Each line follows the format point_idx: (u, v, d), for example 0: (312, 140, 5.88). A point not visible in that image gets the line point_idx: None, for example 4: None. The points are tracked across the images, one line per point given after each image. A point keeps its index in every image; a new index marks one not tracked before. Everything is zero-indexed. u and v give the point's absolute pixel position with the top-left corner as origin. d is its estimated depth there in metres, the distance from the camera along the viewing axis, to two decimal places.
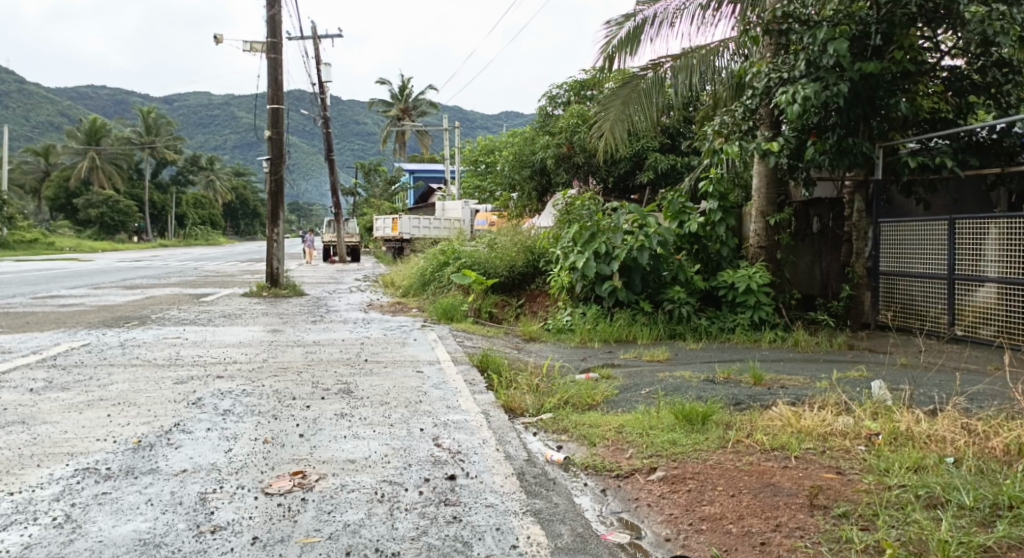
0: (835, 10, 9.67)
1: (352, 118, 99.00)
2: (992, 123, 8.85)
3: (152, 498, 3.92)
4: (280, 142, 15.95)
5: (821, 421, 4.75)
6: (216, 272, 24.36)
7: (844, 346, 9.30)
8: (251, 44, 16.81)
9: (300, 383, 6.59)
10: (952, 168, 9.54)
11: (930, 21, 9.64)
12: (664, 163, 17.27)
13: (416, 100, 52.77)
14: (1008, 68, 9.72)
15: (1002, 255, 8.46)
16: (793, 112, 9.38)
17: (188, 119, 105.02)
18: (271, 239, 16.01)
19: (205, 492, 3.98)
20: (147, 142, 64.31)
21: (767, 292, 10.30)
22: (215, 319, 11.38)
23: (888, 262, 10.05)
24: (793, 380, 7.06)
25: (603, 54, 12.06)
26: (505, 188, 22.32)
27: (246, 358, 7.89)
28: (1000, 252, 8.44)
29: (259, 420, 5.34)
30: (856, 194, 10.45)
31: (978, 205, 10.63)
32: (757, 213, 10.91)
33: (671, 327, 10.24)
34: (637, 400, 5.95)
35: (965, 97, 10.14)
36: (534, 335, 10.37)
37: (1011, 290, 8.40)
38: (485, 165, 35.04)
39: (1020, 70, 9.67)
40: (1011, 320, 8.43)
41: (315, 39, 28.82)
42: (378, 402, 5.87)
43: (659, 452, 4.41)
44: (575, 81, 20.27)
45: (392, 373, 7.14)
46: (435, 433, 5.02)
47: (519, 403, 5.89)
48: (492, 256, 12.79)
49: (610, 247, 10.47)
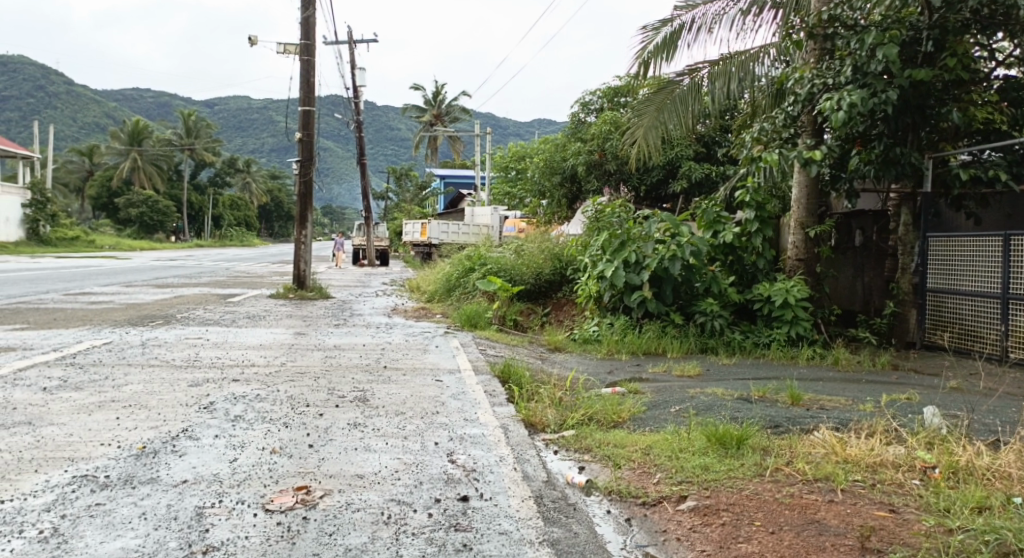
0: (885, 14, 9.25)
1: (386, 123, 99.44)
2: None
3: (145, 511, 3.68)
4: (311, 144, 15.81)
5: (869, 450, 4.38)
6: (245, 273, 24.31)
7: (887, 366, 8.87)
8: (285, 45, 16.73)
9: (316, 388, 6.34)
10: (1006, 181, 9.04)
11: (985, 27, 9.19)
12: (698, 172, 16.89)
13: (450, 106, 52.75)
14: None
15: None
16: (837, 119, 8.96)
17: (225, 121, 106.22)
18: (299, 241, 15.86)
19: (203, 507, 3.73)
20: (185, 143, 65.02)
21: (805, 306, 9.88)
22: (239, 320, 11.20)
23: (934, 279, 9.58)
24: (833, 401, 6.72)
25: (638, 59, 11.74)
26: (535, 195, 22.06)
27: (263, 361, 7.66)
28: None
29: (269, 428, 5.08)
30: (902, 207, 9.98)
31: None
32: (796, 225, 10.47)
33: (702, 341, 9.87)
34: (666, 418, 5.60)
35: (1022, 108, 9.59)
36: (560, 345, 10.05)
37: None
38: (515, 171, 34.82)
39: None
40: None
41: (351, 43, 28.80)
42: (393, 412, 5.59)
43: (690, 479, 4.07)
44: (608, 87, 19.97)
45: (411, 381, 6.87)
46: (450, 448, 4.71)
47: (540, 418, 5.57)
48: (519, 263, 12.56)
49: (641, 256, 10.14)
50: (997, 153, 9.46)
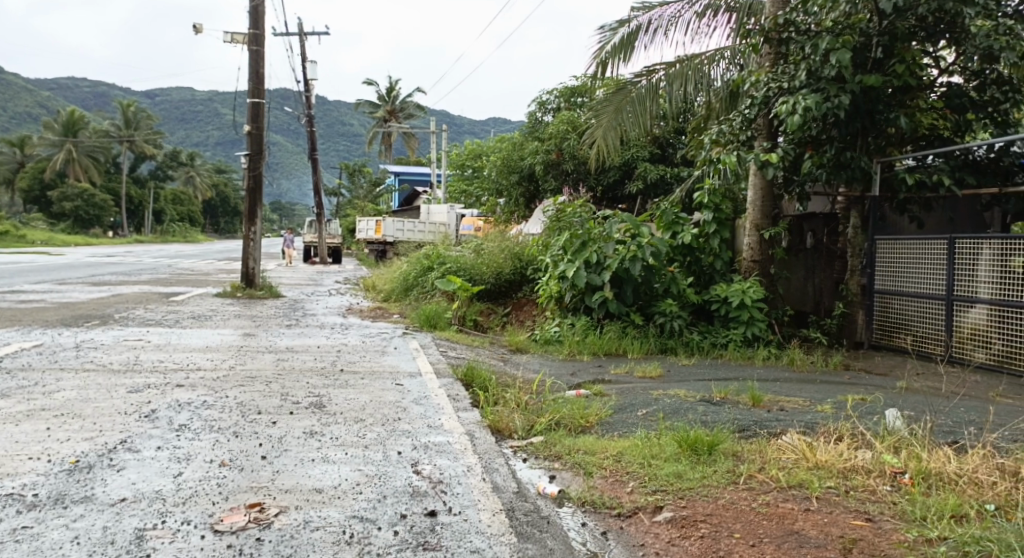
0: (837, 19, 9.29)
1: (338, 119, 98.31)
2: (990, 142, 8.45)
3: (79, 535, 3.46)
4: (260, 138, 15.42)
5: (839, 455, 4.29)
6: (190, 270, 23.64)
7: (840, 366, 8.93)
8: (232, 34, 16.29)
9: (268, 394, 6.10)
10: (950, 186, 9.14)
11: (931, 35, 9.31)
12: (654, 173, 16.94)
13: (404, 102, 52.29)
14: (1008, 85, 9.35)
15: (994, 276, 8.12)
16: (793, 122, 9.00)
17: (170, 114, 103.83)
18: (247, 238, 15.46)
19: (144, 529, 3.52)
20: (125, 135, 63.27)
21: (761, 307, 9.91)
22: (183, 321, 10.82)
23: (882, 281, 9.67)
24: (793, 402, 6.71)
25: (596, 59, 11.67)
26: (492, 193, 21.90)
27: (210, 364, 7.37)
28: (999, 274, 8.08)
29: (217, 438, 4.85)
30: (852, 210, 10.07)
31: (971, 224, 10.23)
32: (751, 226, 10.50)
33: (662, 341, 9.83)
34: (634, 422, 5.50)
35: (964, 116, 9.67)
36: (521, 347, 9.91)
37: (1002, 311, 8.09)
38: (471, 169, 34.59)
39: (1021, 88, 9.31)
40: (1003, 344, 8.13)
41: (301, 35, 28.29)
42: (353, 419, 5.40)
43: (664, 488, 3.97)
44: (565, 87, 19.93)
45: (370, 385, 6.68)
46: (414, 458, 4.54)
47: (506, 423, 5.43)
48: (479, 263, 12.42)
49: (602, 256, 10.10)
50: (940, 159, 9.46)
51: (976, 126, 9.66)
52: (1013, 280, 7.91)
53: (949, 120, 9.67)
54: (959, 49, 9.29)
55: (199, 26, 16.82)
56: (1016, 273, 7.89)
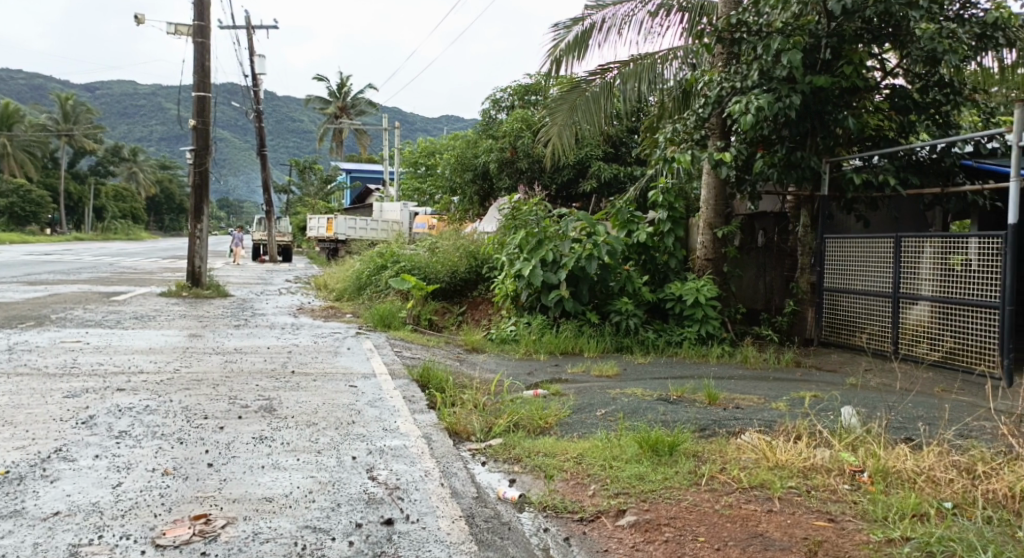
0: (787, 20, 9.35)
1: (288, 115, 96.87)
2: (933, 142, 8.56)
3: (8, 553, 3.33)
4: (206, 133, 15.05)
5: (798, 453, 4.27)
6: (133, 269, 22.99)
7: (792, 363, 9.00)
8: (176, 27, 15.88)
9: (214, 398, 5.90)
10: (895, 186, 9.28)
11: (877, 38, 9.44)
12: (607, 172, 16.98)
13: (355, 99, 51.72)
14: (949, 88, 9.57)
15: (936, 274, 8.28)
16: (746, 122, 9.07)
17: (114, 109, 101.24)
18: (194, 235, 15.07)
19: (78, 545, 3.41)
20: (63, 129, 61.45)
21: (715, 305, 9.96)
22: (125, 321, 10.47)
23: (831, 278, 9.78)
24: (747, 400, 6.74)
25: (550, 57, 11.61)
26: (446, 192, 21.72)
27: (154, 367, 7.12)
28: (941, 272, 8.21)
29: (161, 444, 4.66)
30: (802, 209, 10.17)
31: (913, 224, 10.63)
32: (704, 225, 10.60)
33: (617, 339, 9.81)
34: (593, 423, 5.45)
35: (908, 117, 9.82)
36: (476, 346, 9.81)
37: (943, 308, 8.24)
38: (424, 167, 34.35)
39: (961, 92, 9.54)
40: (942, 338, 8.29)
41: (248, 29, 27.73)
42: (304, 423, 5.24)
43: (626, 490, 3.91)
44: (519, 85, 19.86)
45: (322, 387, 6.51)
46: (370, 463, 4.42)
47: (464, 425, 5.33)
48: (434, 262, 12.28)
49: (558, 255, 10.05)
50: (886, 159, 9.59)
51: (920, 128, 9.83)
52: (955, 278, 8.07)
53: (894, 121, 9.90)
54: (904, 51, 9.41)
55: (141, 17, 16.35)
56: (957, 271, 8.05)
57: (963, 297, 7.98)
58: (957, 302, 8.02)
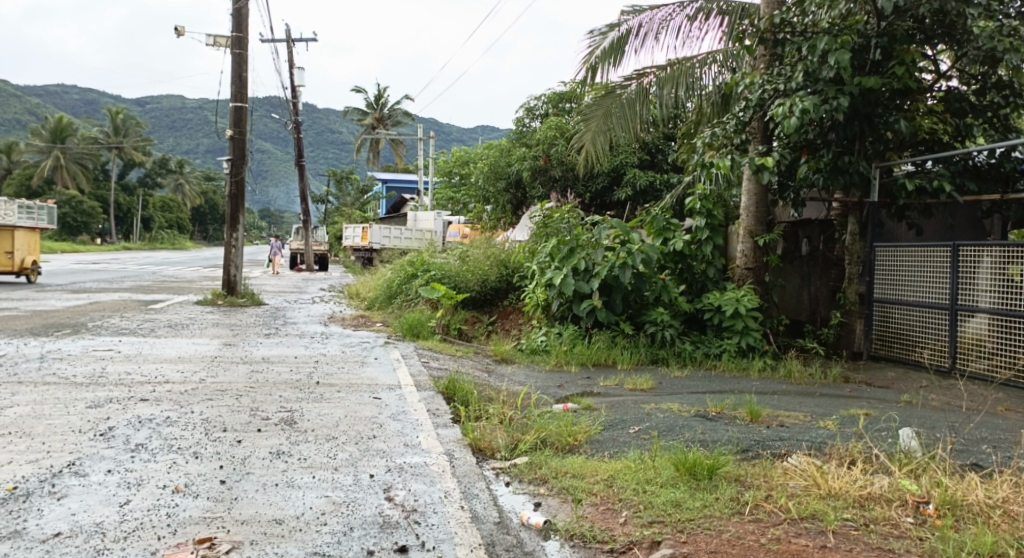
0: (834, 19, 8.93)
1: (326, 125, 97.80)
2: (989, 146, 8.08)
3: None
4: (242, 142, 15.00)
5: (852, 480, 3.93)
6: (172, 277, 23.11)
7: (839, 378, 8.58)
8: (214, 37, 15.90)
9: (235, 410, 5.68)
10: (950, 192, 8.84)
11: (930, 37, 9.02)
12: (643, 180, 16.62)
13: (392, 109, 51.87)
14: (1008, 90, 9.11)
15: (996, 286, 7.89)
16: (790, 125, 8.69)
17: (158, 121, 103.08)
18: (229, 244, 15.02)
19: None
20: (110, 141, 62.65)
21: (756, 316, 9.56)
22: (158, 330, 10.38)
23: (881, 289, 9.34)
24: (792, 418, 6.39)
25: (585, 64, 11.34)
26: (479, 200, 21.51)
27: (179, 376, 6.95)
28: (1002, 285, 7.81)
29: (175, 459, 4.44)
30: (850, 216, 9.72)
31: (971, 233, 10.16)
32: (745, 233, 10.17)
33: (653, 351, 9.47)
34: (626, 441, 5.12)
35: (964, 119, 9.38)
36: (506, 356, 9.54)
37: (1004, 322, 7.85)
38: (458, 177, 34.23)
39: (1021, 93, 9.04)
40: (1003, 355, 7.89)
41: (288, 41, 27.89)
42: (323, 437, 5.00)
43: (660, 519, 3.62)
44: (553, 92, 19.60)
45: (345, 399, 6.27)
46: (387, 483, 4.14)
47: (489, 442, 5.05)
48: (465, 270, 12.05)
49: (590, 263, 9.75)
50: (940, 164, 9.16)
51: (977, 131, 9.38)
52: (1016, 292, 7.68)
53: (949, 124, 9.34)
54: (959, 52, 8.99)
55: (180, 28, 16.39)
56: (1018, 284, 7.66)
57: None
58: (1018, 315, 7.64)
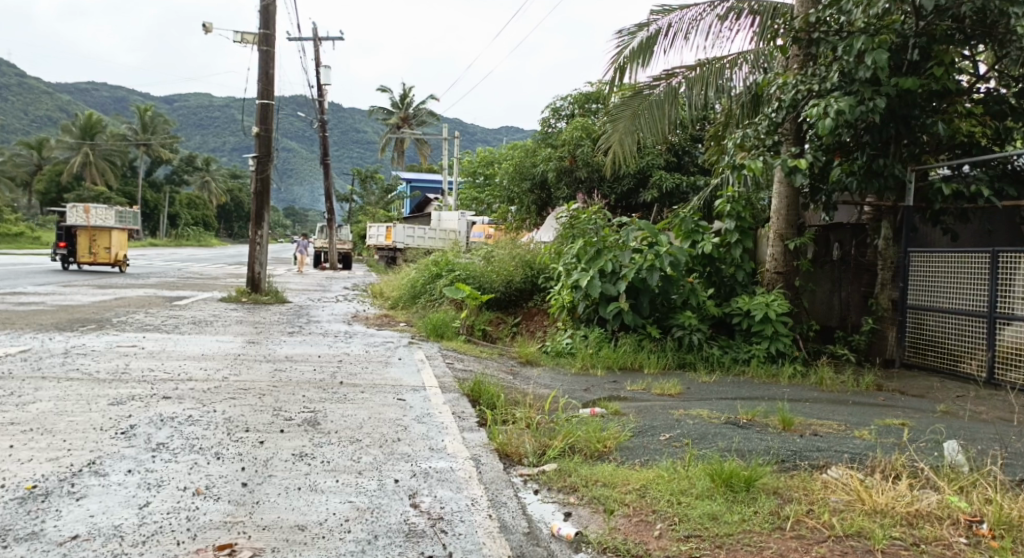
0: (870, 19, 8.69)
1: (351, 125, 98.16)
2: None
3: None
4: (269, 140, 14.97)
5: (898, 495, 3.76)
6: (197, 274, 23.16)
7: (872, 386, 8.35)
8: (242, 34, 15.90)
9: (258, 409, 5.58)
10: (988, 197, 8.62)
11: (971, 38, 8.76)
12: (669, 182, 16.42)
13: (417, 109, 51.89)
14: None
15: None
16: (824, 126, 8.47)
17: (186, 119, 103.99)
18: (254, 241, 15.01)
19: None
20: (138, 138, 63.24)
21: (786, 321, 9.35)
22: (183, 327, 10.34)
23: (916, 296, 9.09)
24: (826, 427, 6.22)
25: (613, 64, 11.18)
26: (504, 201, 21.38)
27: (202, 374, 6.87)
28: None
29: (197, 459, 4.35)
30: (884, 220, 9.51)
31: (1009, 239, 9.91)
32: (776, 236, 10.00)
33: (680, 356, 9.29)
34: (657, 449, 4.97)
35: (1004, 122, 9.10)
36: (531, 359, 9.41)
37: None
38: (483, 177, 34.12)
39: None
40: None
41: (315, 39, 27.93)
42: (347, 439, 4.89)
43: (698, 533, 3.49)
44: (580, 93, 19.43)
45: (370, 400, 6.17)
46: (413, 489, 4.02)
47: (516, 447, 4.91)
48: (489, 271, 11.94)
49: (617, 266, 9.57)
50: (979, 168, 8.99)
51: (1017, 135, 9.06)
52: None
53: (988, 127, 9.08)
54: (1000, 53, 8.74)
55: (208, 25, 16.42)
56: None
57: None
58: None
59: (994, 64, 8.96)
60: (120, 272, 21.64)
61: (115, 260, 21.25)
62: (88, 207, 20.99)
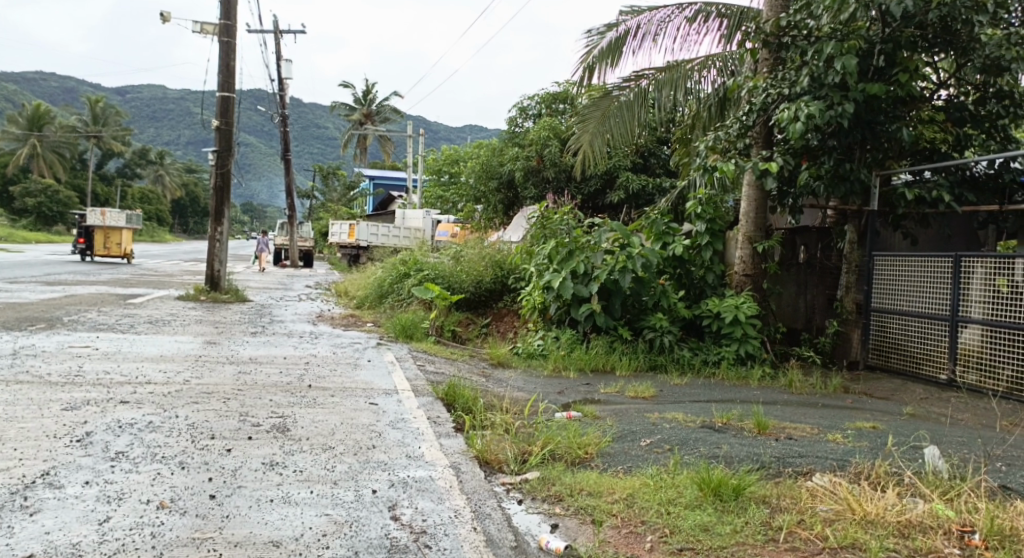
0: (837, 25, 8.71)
1: (312, 121, 97.06)
2: (989, 157, 7.95)
3: None
4: (230, 134, 14.61)
5: (890, 504, 3.71)
6: (154, 270, 22.58)
7: (840, 388, 8.36)
8: (202, 25, 15.52)
9: (223, 414, 5.37)
10: (949, 203, 8.63)
11: (935, 46, 8.81)
12: (636, 183, 16.41)
13: (380, 106, 51.40)
14: (1009, 99, 8.84)
15: (990, 296, 7.74)
16: (795, 130, 8.46)
17: (142, 112, 101.93)
18: (214, 238, 14.63)
19: None
20: (91, 130, 61.72)
21: (755, 324, 9.34)
22: (139, 326, 10.03)
23: (878, 299, 9.12)
24: (801, 430, 6.19)
25: (582, 64, 11.10)
26: (470, 200, 21.22)
27: (162, 377, 6.62)
28: (991, 295, 7.73)
29: (161, 470, 4.13)
30: (849, 224, 9.54)
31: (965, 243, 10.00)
32: (744, 239, 10.00)
33: (651, 357, 9.23)
34: (640, 455, 4.87)
35: (963, 128, 9.08)
36: (502, 360, 9.27)
37: (999, 333, 7.71)
38: (448, 175, 33.89)
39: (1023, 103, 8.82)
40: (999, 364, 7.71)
41: (276, 33, 27.45)
42: (319, 446, 4.71)
43: (691, 546, 3.45)
44: (547, 93, 19.31)
45: (340, 404, 5.99)
46: (392, 500, 3.89)
47: (496, 454, 4.78)
48: (458, 271, 11.79)
49: (589, 267, 9.49)
50: (938, 174, 8.99)
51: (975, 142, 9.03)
52: (1012, 302, 7.54)
53: (949, 134, 9.15)
54: (960, 61, 8.79)
55: (166, 14, 16.00)
56: (1013, 294, 7.51)
57: (1019, 321, 7.48)
58: (1014, 326, 7.49)
59: (954, 71, 8.94)
60: (128, 263, 26.12)
61: (128, 254, 25.75)
62: (107, 210, 25.32)
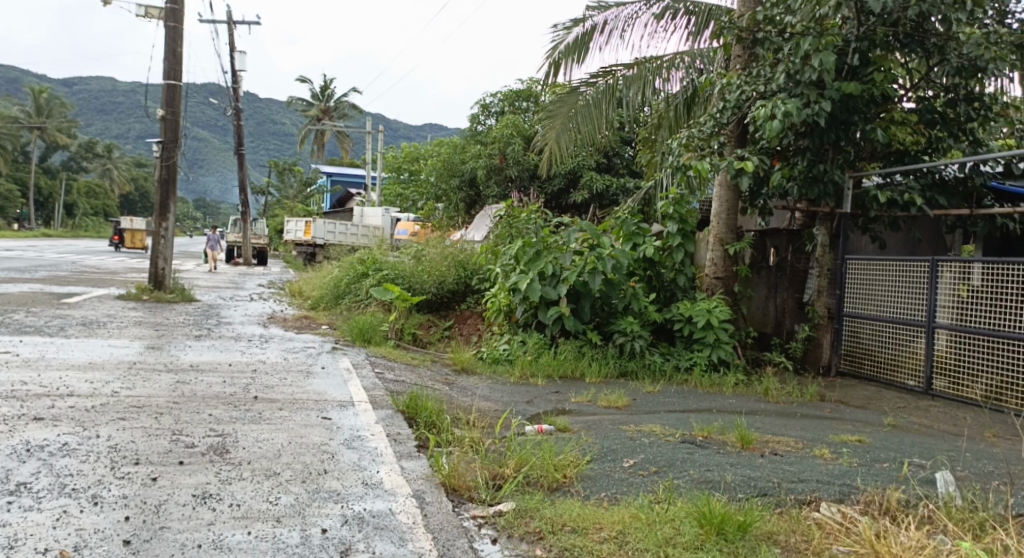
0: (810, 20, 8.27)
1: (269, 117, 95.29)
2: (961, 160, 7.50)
3: None
4: (175, 124, 13.77)
5: (917, 547, 3.35)
6: (98, 267, 21.61)
7: (816, 396, 7.96)
8: (144, 8, 14.71)
9: (152, 434, 4.74)
10: (921, 206, 8.25)
11: (909, 46, 8.39)
12: (600, 183, 16.02)
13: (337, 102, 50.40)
14: (979, 102, 8.48)
15: (966, 302, 7.41)
16: (772, 129, 8.05)
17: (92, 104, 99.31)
18: (157, 233, 13.81)
19: None
20: (36, 121, 59.75)
21: (728, 328, 8.90)
22: (70, 327, 9.28)
23: (848, 303, 8.74)
24: (785, 444, 5.75)
25: (547, 60, 10.59)
26: (431, 198, 20.59)
27: (86, 387, 5.94)
28: (967, 300, 7.41)
29: (67, 507, 3.51)
30: (819, 225, 9.06)
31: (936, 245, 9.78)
32: (715, 240, 9.59)
33: (621, 363, 8.73)
34: (624, 479, 4.36)
35: (932, 130, 8.68)
36: (466, 366, 8.71)
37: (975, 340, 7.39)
38: (407, 173, 33.20)
39: (991, 106, 8.44)
40: (975, 372, 7.37)
41: (229, 24, 26.57)
42: (259, 473, 4.12)
43: None
44: (510, 90, 18.76)
45: (289, 420, 5.39)
46: (344, 543, 3.36)
47: (465, 479, 4.23)
48: (419, 271, 11.22)
49: (558, 268, 8.98)
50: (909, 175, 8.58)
51: (946, 145, 8.65)
52: (989, 307, 7.22)
53: (922, 136, 8.68)
54: (933, 63, 8.41)
55: None
56: (991, 298, 7.20)
57: (996, 327, 7.16)
58: (991, 332, 7.17)
59: (925, 73, 8.57)
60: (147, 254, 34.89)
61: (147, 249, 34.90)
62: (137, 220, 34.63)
